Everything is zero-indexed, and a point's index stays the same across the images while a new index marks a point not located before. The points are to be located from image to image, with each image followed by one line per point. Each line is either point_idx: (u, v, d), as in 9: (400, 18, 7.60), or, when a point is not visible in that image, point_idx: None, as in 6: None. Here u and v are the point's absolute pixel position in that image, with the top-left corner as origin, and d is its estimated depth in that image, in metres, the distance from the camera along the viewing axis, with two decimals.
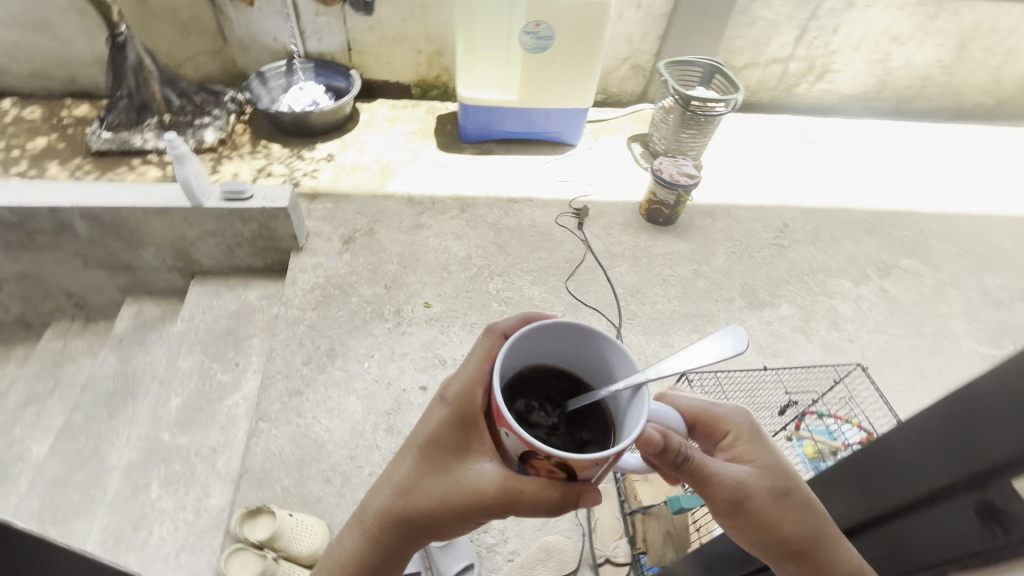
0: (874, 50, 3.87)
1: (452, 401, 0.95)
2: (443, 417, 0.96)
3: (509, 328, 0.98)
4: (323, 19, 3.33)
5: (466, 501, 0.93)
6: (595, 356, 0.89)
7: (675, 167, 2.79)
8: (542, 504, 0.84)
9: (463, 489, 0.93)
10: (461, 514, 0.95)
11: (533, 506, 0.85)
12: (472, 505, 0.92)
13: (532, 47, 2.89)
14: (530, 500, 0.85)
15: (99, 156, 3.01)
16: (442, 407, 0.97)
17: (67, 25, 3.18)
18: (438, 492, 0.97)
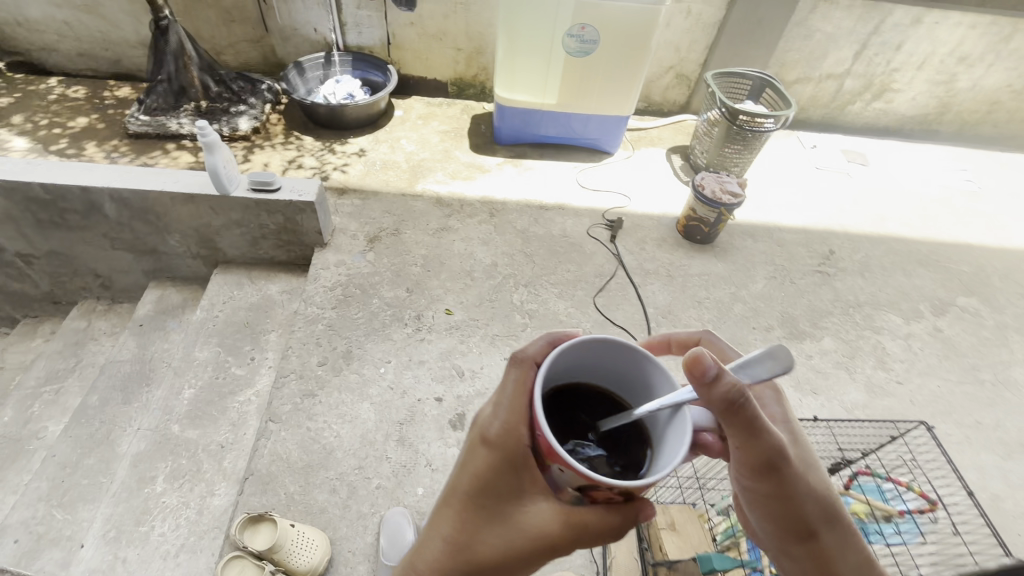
0: (939, 70, 3.63)
1: (501, 445, 0.85)
2: (491, 462, 0.86)
3: (539, 354, 0.86)
4: (364, 11, 3.29)
5: (534, 545, 0.86)
6: (631, 372, 0.86)
7: (717, 183, 2.65)
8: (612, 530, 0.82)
9: (529, 534, 0.86)
10: (527, 558, 0.88)
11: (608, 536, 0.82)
12: (541, 548, 0.85)
13: (575, 51, 2.79)
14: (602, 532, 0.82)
15: (136, 138, 3.02)
16: (489, 452, 0.86)
17: (115, 7, 3.21)
18: (499, 541, 0.88)
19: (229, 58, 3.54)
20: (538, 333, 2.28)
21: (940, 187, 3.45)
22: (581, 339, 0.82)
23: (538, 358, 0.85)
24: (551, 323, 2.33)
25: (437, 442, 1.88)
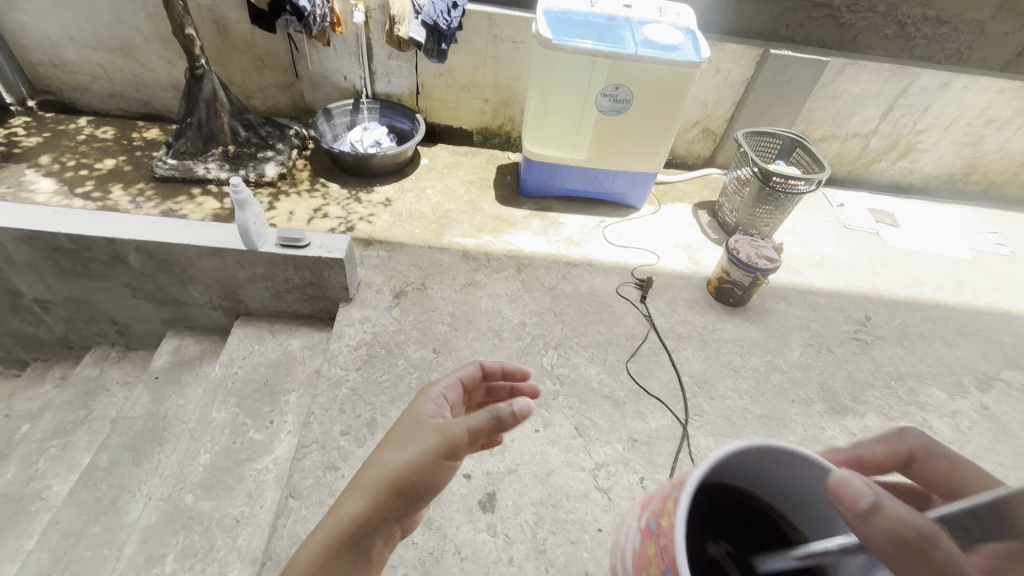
0: (966, 132, 3.61)
1: (429, 389, 1.10)
2: (416, 400, 1.07)
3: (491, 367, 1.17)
4: (394, 62, 3.32)
5: (436, 442, 0.96)
6: (820, 499, 0.63)
7: (752, 247, 2.60)
8: (494, 418, 0.96)
9: (430, 437, 0.97)
10: (433, 469, 0.95)
11: (492, 422, 0.95)
12: (443, 446, 0.95)
13: (608, 109, 2.78)
14: (488, 420, 0.96)
15: (162, 181, 3.01)
16: (417, 396, 1.09)
17: (150, 52, 3.25)
18: (409, 454, 0.95)
19: (258, 102, 3.57)
20: (570, 402, 2.19)
21: (972, 250, 3.39)
22: (746, 442, 0.60)
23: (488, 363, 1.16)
24: (583, 391, 2.23)
25: (466, 526, 1.77)
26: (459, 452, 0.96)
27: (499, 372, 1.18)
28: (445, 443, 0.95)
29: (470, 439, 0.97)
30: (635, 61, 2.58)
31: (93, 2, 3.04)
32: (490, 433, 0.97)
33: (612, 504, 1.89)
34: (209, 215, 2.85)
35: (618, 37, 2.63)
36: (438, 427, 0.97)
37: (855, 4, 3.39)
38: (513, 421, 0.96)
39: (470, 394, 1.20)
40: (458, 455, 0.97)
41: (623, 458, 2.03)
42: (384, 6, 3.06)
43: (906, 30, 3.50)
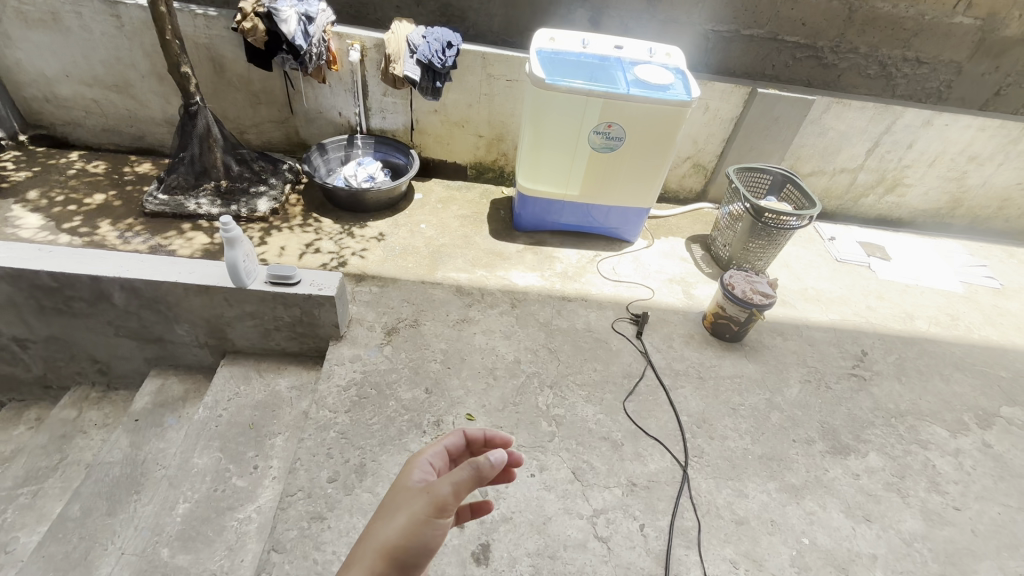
0: (950, 168, 3.68)
1: (416, 459, 1.17)
2: (404, 469, 1.14)
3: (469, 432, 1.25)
4: (389, 99, 3.35)
5: (424, 501, 1.02)
6: None
7: (747, 282, 2.60)
8: (474, 470, 1.02)
9: (417, 499, 1.03)
10: (424, 529, 1.00)
11: (474, 472, 1.02)
12: (429, 503, 1.01)
13: (601, 146, 2.81)
14: (470, 471, 1.02)
15: (152, 216, 2.98)
16: (405, 468, 1.14)
17: (146, 88, 3.27)
18: (400, 519, 1.01)
19: (253, 137, 3.58)
20: (566, 445, 2.12)
21: (963, 284, 3.41)
22: None
23: (466, 430, 1.24)
24: (579, 432, 2.17)
25: None
26: (447, 508, 1.01)
27: (482, 439, 1.25)
28: (432, 500, 1.01)
29: (456, 495, 1.02)
30: (627, 100, 2.62)
31: (90, 40, 3.07)
32: (474, 486, 1.02)
33: (611, 554, 1.81)
34: (199, 250, 2.82)
35: (611, 77, 2.68)
36: (424, 487, 1.04)
37: (838, 45, 3.50)
38: (493, 471, 1.02)
39: (455, 460, 1.25)
40: (447, 513, 1.02)
41: (622, 503, 1.95)
42: (380, 45, 3.11)
43: (887, 70, 3.61)
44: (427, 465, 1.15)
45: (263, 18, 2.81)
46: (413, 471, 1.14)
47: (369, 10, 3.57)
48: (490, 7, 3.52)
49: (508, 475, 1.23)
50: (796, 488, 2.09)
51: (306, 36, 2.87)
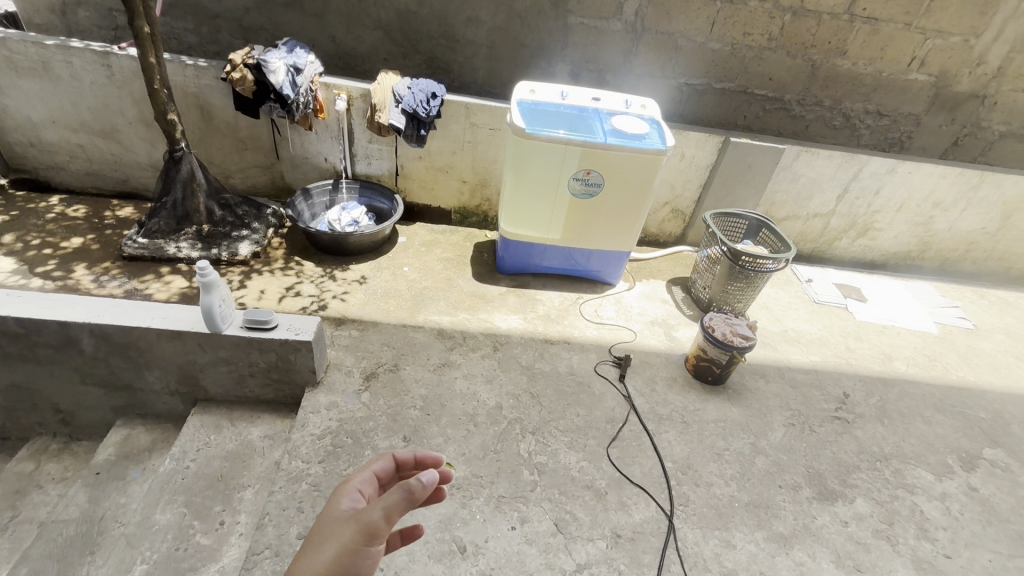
0: (917, 214, 3.82)
1: (345, 487, 1.21)
2: (333, 498, 1.17)
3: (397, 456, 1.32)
4: (375, 145, 3.43)
5: (354, 528, 1.07)
6: None
7: (727, 325, 2.62)
8: (405, 494, 1.07)
9: (347, 527, 1.08)
10: (356, 554, 1.06)
11: (404, 495, 1.07)
12: (360, 530, 1.06)
13: (580, 192, 2.88)
14: (401, 494, 1.07)
15: (130, 260, 2.95)
16: (334, 497, 1.18)
17: (132, 134, 3.30)
18: (331, 548, 1.05)
19: (238, 182, 3.61)
20: (548, 495, 2.05)
21: (937, 325, 3.48)
22: None
23: (395, 454, 1.30)
24: (561, 481, 2.11)
25: None
26: (377, 532, 1.06)
27: (412, 461, 1.31)
28: (362, 526, 1.06)
29: (386, 520, 1.07)
30: (604, 148, 2.71)
31: (80, 88, 3.12)
32: (404, 508, 1.07)
33: None
34: (176, 294, 2.78)
35: (588, 126, 2.78)
36: (354, 515, 1.09)
37: (804, 98, 3.70)
38: (424, 491, 1.07)
39: (386, 485, 1.31)
40: (377, 539, 1.07)
41: (607, 557, 1.88)
42: (366, 95, 3.21)
43: (851, 121, 3.80)
44: (356, 492, 1.21)
45: (251, 69, 2.89)
46: (343, 500, 1.18)
47: (358, 62, 3.70)
48: (474, 61, 3.67)
49: (438, 493, 1.29)
50: (785, 538, 2.04)
51: (294, 86, 2.95)
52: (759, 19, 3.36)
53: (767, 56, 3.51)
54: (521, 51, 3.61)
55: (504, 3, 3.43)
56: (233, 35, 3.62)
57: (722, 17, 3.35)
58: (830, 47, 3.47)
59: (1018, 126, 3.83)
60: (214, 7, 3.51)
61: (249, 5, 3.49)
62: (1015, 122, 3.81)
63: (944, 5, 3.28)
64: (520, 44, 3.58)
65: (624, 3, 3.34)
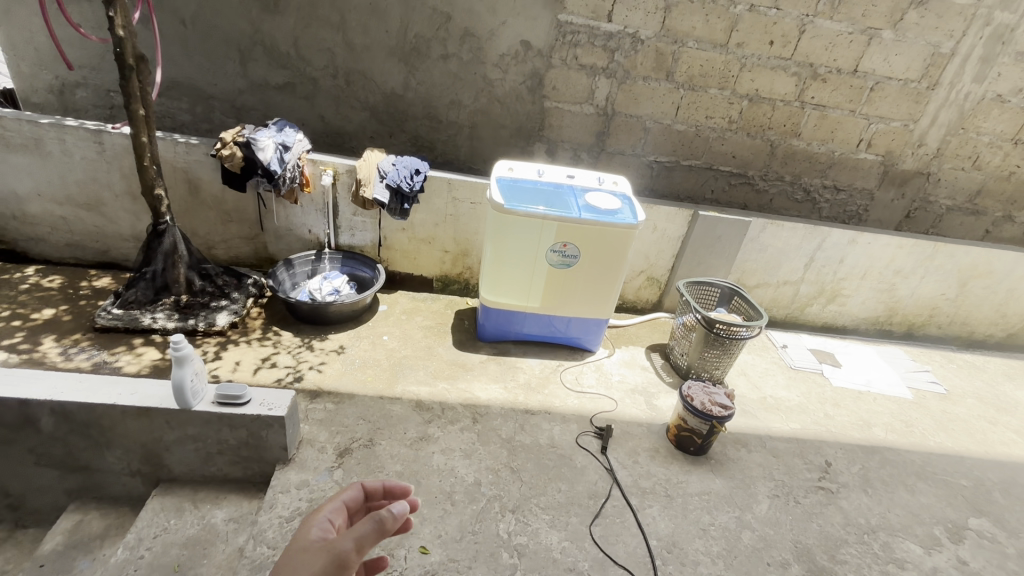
0: (880, 282, 4.00)
1: (315, 518, 1.24)
2: (303, 526, 1.20)
3: (366, 486, 1.35)
4: (359, 218, 3.52)
5: (325, 559, 1.09)
6: None
7: (705, 394, 2.63)
8: (376, 524, 1.12)
9: (317, 557, 1.10)
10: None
11: (376, 526, 1.12)
12: (331, 561, 1.09)
13: (557, 263, 2.97)
14: (372, 526, 1.12)
15: (102, 331, 2.90)
16: (304, 525, 1.21)
17: (117, 206, 3.36)
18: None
19: (220, 252, 3.64)
20: None
21: (910, 389, 3.55)
22: None
23: (364, 485, 1.34)
24: (543, 563, 2.02)
25: None
26: (347, 564, 1.09)
27: (381, 490, 1.36)
28: (333, 558, 1.09)
29: (357, 550, 1.11)
30: (579, 222, 2.84)
31: (69, 163, 3.19)
32: (374, 540, 1.12)
33: None
34: (147, 367, 2.72)
35: (563, 202, 2.93)
36: (326, 545, 1.11)
37: (765, 174, 3.96)
38: (395, 523, 1.14)
39: (354, 515, 1.35)
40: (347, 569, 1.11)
41: None
42: (352, 171, 3.34)
43: (811, 195, 4.05)
44: (326, 521, 1.23)
45: (240, 147, 3.02)
46: (313, 529, 1.20)
47: (345, 140, 3.89)
48: (456, 140, 3.89)
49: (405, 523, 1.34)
50: None
51: (281, 163, 3.08)
52: (719, 105, 3.66)
53: (729, 137, 3.80)
54: (500, 130, 3.84)
55: (484, 89, 3.69)
56: (226, 114, 3.79)
57: (685, 103, 3.65)
58: (785, 130, 3.77)
59: (963, 200, 4.12)
60: (209, 89, 3.70)
61: (243, 87, 3.69)
62: (959, 196, 4.10)
63: (883, 95, 3.63)
64: (500, 124, 3.82)
65: (595, 89, 3.63)
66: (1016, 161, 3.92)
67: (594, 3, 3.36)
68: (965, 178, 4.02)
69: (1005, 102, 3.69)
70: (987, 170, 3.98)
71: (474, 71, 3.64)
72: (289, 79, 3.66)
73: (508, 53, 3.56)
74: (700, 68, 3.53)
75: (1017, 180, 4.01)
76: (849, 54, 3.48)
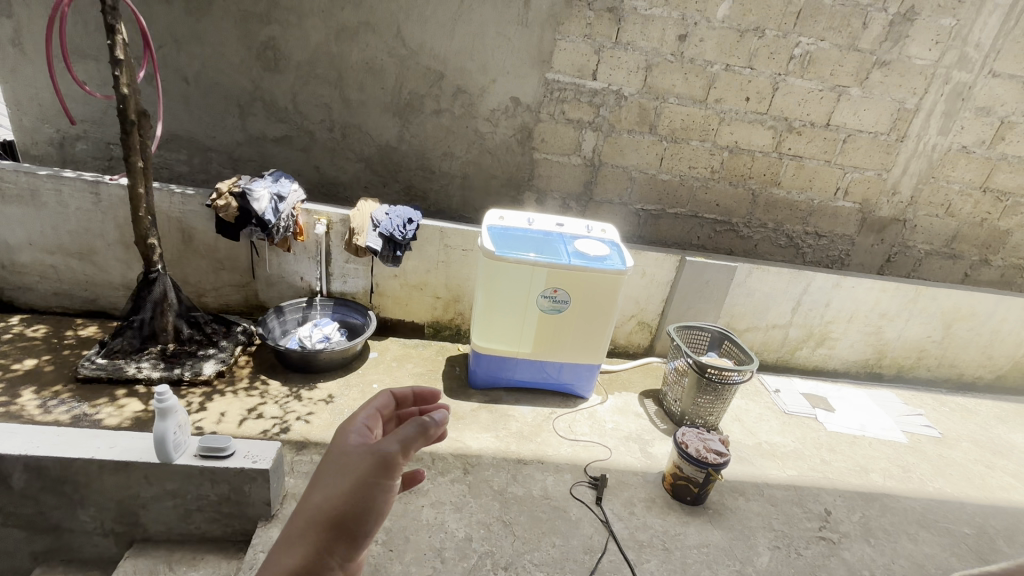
0: (867, 325, 4.05)
1: (351, 423, 1.08)
2: (339, 433, 1.05)
3: (399, 391, 1.18)
4: (351, 265, 3.55)
5: (368, 465, 0.98)
6: None
7: (700, 440, 2.60)
8: (420, 429, 1.03)
9: (361, 463, 0.99)
10: (371, 493, 0.98)
11: (420, 430, 1.03)
12: (376, 467, 0.98)
13: (548, 308, 2.99)
14: (417, 429, 1.03)
15: (85, 382, 2.84)
16: (339, 432, 1.05)
17: (109, 255, 3.36)
18: (343, 486, 0.97)
19: (210, 300, 3.63)
20: None
21: (905, 433, 3.52)
22: None
23: (396, 391, 1.17)
24: None
25: None
26: (392, 470, 0.99)
27: (412, 396, 1.19)
28: (378, 464, 0.98)
29: (403, 455, 1.00)
30: (569, 269, 2.89)
31: (64, 213, 3.22)
32: (418, 446, 1.03)
33: None
34: (129, 419, 2.65)
35: (553, 249, 2.98)
36: (368, 450, 0.99)
37: (749, 221, 4.08)
38: (438, 429, 1.06)
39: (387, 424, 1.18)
40: (394, 473, 1.00)
41: None
42: (345, 220, 3.40)
43: (794, 241, 4.17)
44: (363, 427, 1.07)
45: (236, 197, 3.08)
46: (351, 435, 1.05)
47: (340, 190, 3.98)
48: (448, 189, 3.99)
49: None
50: None
51: (276, 212, 3.13)
52: (701, 156, 3.82)
53: (712, 186, 3.94)
54: (491, 180, 3.96)
55: (476, 141, 3.83)
56: (223, 165, 3.88)
57: (669, 154, 3.80)
58: (766, 179, 3.92)
59: (940, 245, 4.25)
60: (208, 141, 3.81)
61: (241, 140, 3.80)
62: (936, 241, 4.24)
63: (855, 146, 3.82)
64: (491, 174, 3.94)
65: (582, 141, 3.78)
66: (987, 208, 4.09)
67: (579, 63, 3.56)
68: (939, 224, 4.17)
69: (970, 153, 3.89)
70: (960, 217, 4.13)
71: (465, 125, 3.79)
72: (287, 132, 3.78)
73: (499, 108, 3.73)
74: (681, 122, 3.71)
75: (989, 225, 4.16)
76: (821, 108, 3.68)
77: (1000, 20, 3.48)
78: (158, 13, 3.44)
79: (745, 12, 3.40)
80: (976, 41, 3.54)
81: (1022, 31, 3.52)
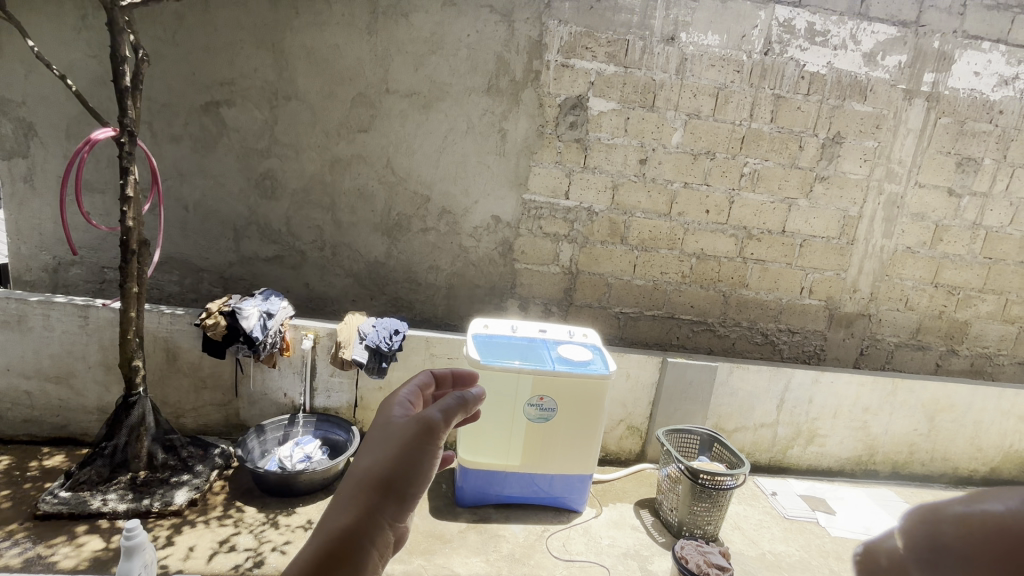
0: (853, 420, 4.07)
1: (393, 396, 1.03)
2: (383, 404, 1.01)
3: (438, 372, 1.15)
4: (336, 378, 3.54)
5: (414, 429, 0.93)
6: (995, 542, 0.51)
7: (700, 552, 2.48)
8: (460, 399, 1.01)
9: (406, 428, 0.94)
10: (419, 455, 0.93)
11: (460, 402, 1.01)
12: (422, 430, 0.93)
13: (536, 416, 2.99)
14: (457, 400, 1.01)
15: (43, 518, 2.66)
16: (382, 406, 1.01)
17: (88, 378, 3.32)
18: (389, 448, 0.91)
19: (189, 421, 3.53)
20: None
21: None
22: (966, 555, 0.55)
23: (434, 369, 1.14)
24: None
25: None
26: (438, 433, 0.94)
27: (450, 377, 1.15)
28: (423, 427, 0.93)
29: (445, 422, 0.97)
30: (553, 374, 2.94)
31: (49, 337, 3.23)
32: (457, 417, 1.00)
33: None
34: (87, 560, 2.45)
35: (538, 355, 3.06)
36: (412, 416, 0.95)
37: (723, 321, 4.26)
38: (475, 403, 1.04)
39: None
40: (438, 439, 0.95)
41: None
42: (332, 333, 3.46)
43: (769, 338, 4.32)
44: (406, 400, 1.03)
45: (225, 315, 3.16)
46: (394, 407, 1.01)
47: (328, 303, 4.09)
48: (434, 299, 4.14)
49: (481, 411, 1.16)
50: None
51: (264, 329, 3.19)
52: (671, 262, 4.09)
53: (684, 289, 4.16)
54: (475, 290, 4.13)
55: (460, 255, 4.06)
56: (214, 284, 4.01)
57: (641, 262, 4.06)
58: (734, 281, 4.17)
59: (907, 337, 4.44)
60: (201, 263, 3.97)
61: (234, 260, 3.97)
62: (903, 333, 4.43)
63: (811, 250, 4.14)
64: (475, 285, 4.12)
65: (560, 253, 4.03)
66: (942, 301, 4.35)
67: (552, 185, 3.93)
68: (902, 317, 4.39)
69: (915, 253, 4.24)
70: (919, 310, 4.38)
71: (450, 241, 4.04)
72: (279, 252, 3.97)
73: (481, 225, 4.02)
74: (649, 234, 4.02)
75: (948, 317, 4.40)
76: (774, 218, 4.05)
77: (914, 142, 4.01)
78: (167, 151, 3.77)
79: (695, 139, 3.87)
80: (899, 158, 4.03)
81: (936, 149, 4.04)
